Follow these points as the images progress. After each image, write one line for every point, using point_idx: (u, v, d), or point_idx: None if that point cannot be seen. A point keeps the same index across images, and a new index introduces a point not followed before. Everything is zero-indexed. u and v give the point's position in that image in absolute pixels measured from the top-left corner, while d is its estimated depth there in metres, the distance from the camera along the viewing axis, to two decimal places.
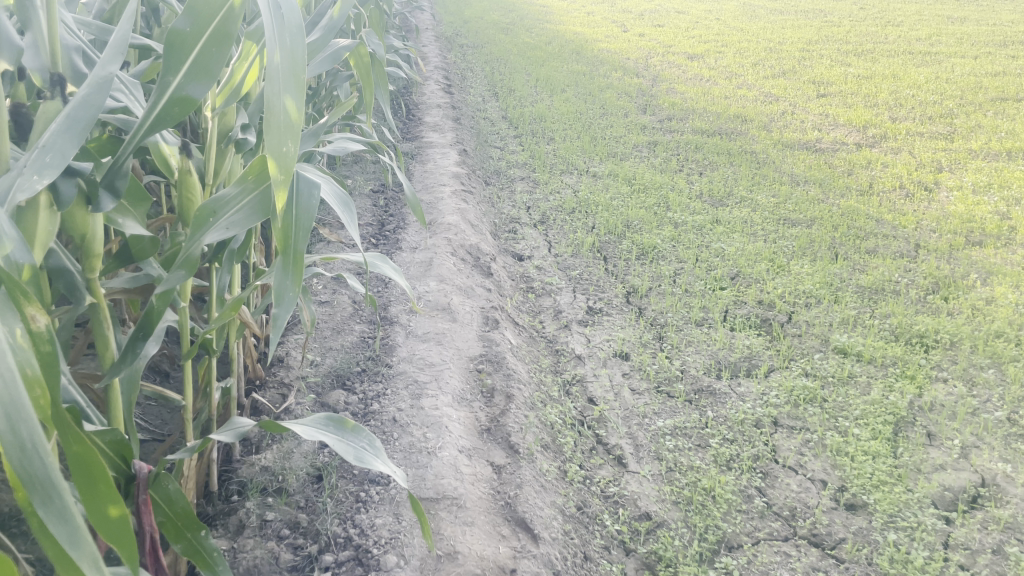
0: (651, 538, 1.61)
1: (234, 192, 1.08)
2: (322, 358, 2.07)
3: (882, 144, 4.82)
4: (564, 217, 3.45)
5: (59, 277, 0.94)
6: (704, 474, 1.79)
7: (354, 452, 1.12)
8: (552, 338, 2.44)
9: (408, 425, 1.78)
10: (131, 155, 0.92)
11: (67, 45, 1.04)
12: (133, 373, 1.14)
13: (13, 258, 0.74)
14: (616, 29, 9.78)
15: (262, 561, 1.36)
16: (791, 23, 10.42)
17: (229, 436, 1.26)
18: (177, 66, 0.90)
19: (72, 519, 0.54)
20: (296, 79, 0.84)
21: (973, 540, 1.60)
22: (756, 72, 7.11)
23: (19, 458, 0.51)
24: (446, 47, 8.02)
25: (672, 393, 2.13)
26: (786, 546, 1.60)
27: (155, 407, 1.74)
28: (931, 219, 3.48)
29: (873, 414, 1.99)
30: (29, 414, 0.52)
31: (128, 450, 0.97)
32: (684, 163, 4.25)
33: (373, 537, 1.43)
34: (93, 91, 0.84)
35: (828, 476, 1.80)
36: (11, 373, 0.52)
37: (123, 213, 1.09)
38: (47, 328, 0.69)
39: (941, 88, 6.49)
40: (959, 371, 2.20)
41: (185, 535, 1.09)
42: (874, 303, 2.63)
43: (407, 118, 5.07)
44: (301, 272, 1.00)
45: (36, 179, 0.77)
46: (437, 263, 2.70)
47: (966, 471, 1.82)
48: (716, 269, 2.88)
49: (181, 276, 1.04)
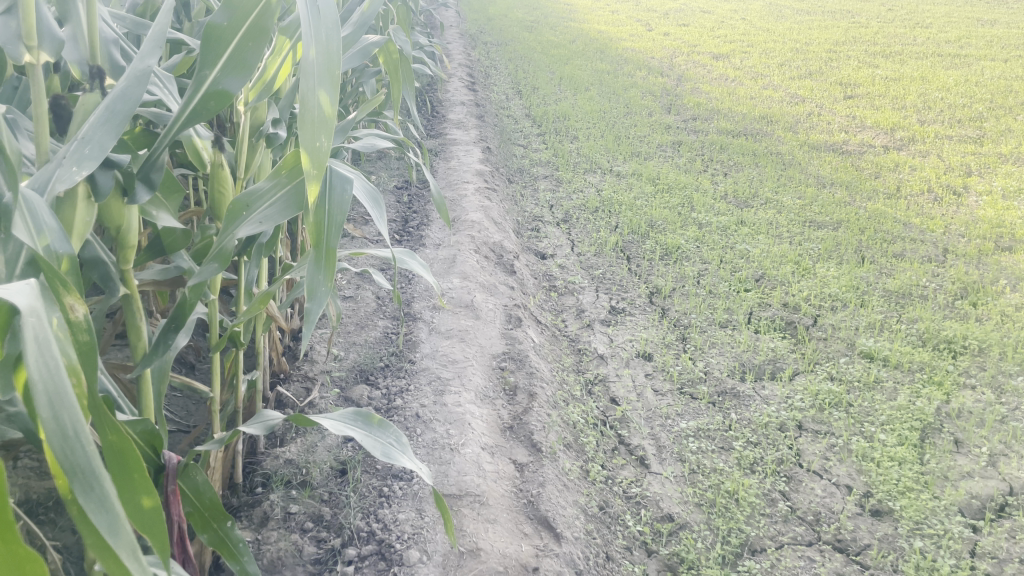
0: (673, 539, 1.60)
1: (267, 187, 1.08)
2: (346, 353, 2.08)
3: (910, 147, 4.77)
4: (587, 216, 3.44)
5: (93, 268, 0.96)
6: (727, 477, 1.78)
7: (381, 447, 1.12)
8: (574, 337, 2.44)
9: (431, 422, 1.79)
10: (166, 149, 0.93)
11: (105, 38, 1.04)
12: (164, 364, 1.15)
13: (53, 248, 0.75)
14: (642, 29, 9.71)
15: (286, 553, 1.37)
16: (817, 23, 10.33)
17: (257, 428, 1.27)
18: (214, 60, 0.91)
19: (113, 508, 0.53)
20: (331, 74, 0.84)
21: (1001, 549, 1.58)
22: (782, 73, 7.05)
23: (61, 446, 0.50)
24: (469, 44, 8.03)
25: (696, 394, 2.12)
26: (810, 550, 1.59)
27: (181, 398, 1.77)
28: (960, 223, 3.44)
29: (899, 420, 1.97)
30: (71, 402, 0.51)
31: (157, 441, 0.98)
32: (708, 163, 4.23)
33: (397, 532, 1.43)
34: (132, 84, 0.85)
35: (853, 481, 1.78)
36: (54, 359, 0.52)
37: (157, 206, 1.10)
38: (85, 318, 0.69)
39: (971, 91, 6.41)
40: (988, 378, 2.18)
41: (211, 526, 1.12)
42: (901, 307, 2.61)
43: (431, 115, 5.08)
44: (333, 267, 1.00)
45: (75, 170, 0.77)
46: (461, 260, 2.71)
47: (994, 479, 1.80)
48: (741, 270, 2.87)
49: (213, 269, 1.05)
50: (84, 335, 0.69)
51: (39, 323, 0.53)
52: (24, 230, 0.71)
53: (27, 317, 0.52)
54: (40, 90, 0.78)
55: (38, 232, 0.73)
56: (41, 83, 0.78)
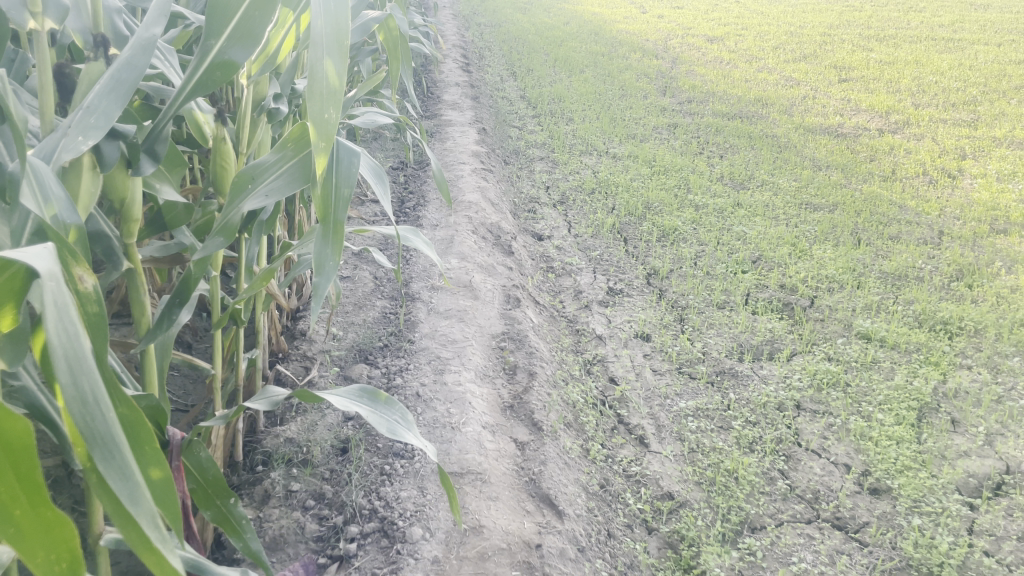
0: (674, 517, 1.61)
1: (273, 159, 1.07)
2: (344, 333, 2.07)
3: (905, 131, 4.78)
4: (584, 198, 3.43)
5: (97, 241, 0.94)
6: (726, 456, 1.78)
7: (387, 424, 1.12)
8: (572, 317, 2.44)
9: (432, 400, 1.79)
10: (171, 120, 0.92)
11: (109, 7, 1.03)
12: (166, 339, 1.14)
13: (61, 218, 0.74)
14: (635, 12, 9.67)
15: (288, 531, 1.37)
16: (811, 6, 10.30)
17: (262, 404, 1.26)
18: (220, 30, 0.90)
19: (132, 476, 0.51)
20: (340, 44, 0.82)
21: (999, 527, 1.59)
22: (776, 56, 7.03)
23: (80, 411, 0.50)
24: (463, 25, 7.97)
25: (694, 373, 2.13)
26: (809, 528, 1.60)
27: (179, 377, 1.76)
28: (955, 206, 3.45)
29: (896, 399, 1.98)
30: (91, 368, 0.50)
31: (162, 417, 0.98)
32: (704, 145, 4.22)
33: (399, 510, 1.43)
34: (137, 54, 0.84)
35: (852, 460, 1.79)
36: (74, 325, 0.51)
37: (160, 179, 1.09)
38: (95, 289, 0.68)
39: (965, 74, 6.41)
40: (984, 359, 2.19)
41: (214, 502, 1.12)
42: (897, 289, 2.61)
43: (425, 95, 5.05)
44: (341, 241, 0.99)
45: (81, 141, 0.76)
46: (458, 240, 2.70)
47: (991, 458, 1.81)
48: (738, 252, 2.87)
49: (219, 243, 1.03)
50: (94, 307, 0.68)
51: (59, 286, 0.51)
52: (32, 199, 0.70)
53: (47, 281, 0.50)
54: (45, 58, 0.77)
55: (46, 201, 0.72)
56: (46, 52, 0.77)
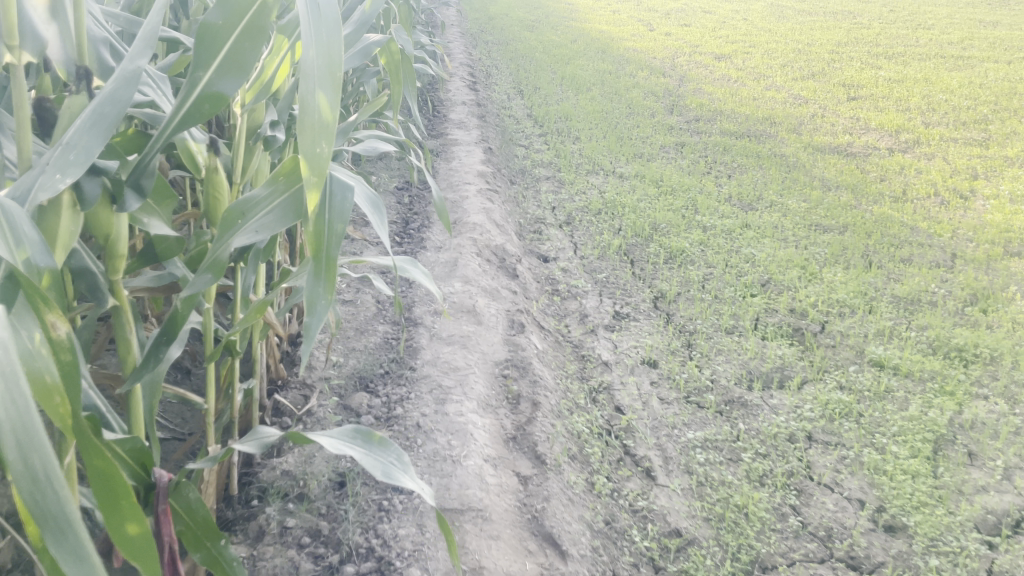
0: (681, 556, 1.55)
1: (264, 193, 1.03)
2: (345, 359, 2.03)
3: (916, 150, 4.73)
4: (590, 219, 3.39)
5: (80, 278, 0.90)
6: (736, 491, 1.73)
7: (382, 467, 1.07)
8: (577, 343, 2.39)
9: (432, 432, 1.74)
10: (157, 153, 0.88)
11: (95, 37, 1.00)
12: (155, 376, 1.10)
13: (34, 263, 0.70)
14: (643, 29, 9.69)
15: (282, 570, 1.32)
16: (819, 24, 10.30)
17: (252, 445, 1.22)
18: (209, 60, 0.86)
19: (86, 555, 0.50)
20: (332, 76, 0.79)
21: (1019, 568, 1.53)
22: (784, 74, 7.00)
23: (30, 491, 0.47)
24: (471, 43, 8.00)
25: (702, 403, 2.08)
26: (822, 568, 1.54)
27: (176, 406, 1.72)
28: (968, 227, 3.39)
29: (911, 431, 1.92)
30: (43, 445, 0.48)
31: (147, 459, 0.94)
32: (712, 165, 4.18)
33: (396, 549, 1.39)
34: (121, 86, 0.80)
35: (866, 495, 1.74)
36: (24, 397, 0.48)
37: (149, 212, 1.05)
38: (68, 335, 0.66)
39: (975, 92, 6.36)
40: (1000, 389, 2.13)
41: (205, 544, 1.07)
42: (910, 314, 2.56)
43: (432, 114, 5.04)
44: (333, 279, 0.95)
45: (59, 178, 0.72)
46: (462, 263, 2.66)
47: (1009, 494, 1.75)
48: (747, 274, 2.82)
49: (207, 279, 1.00)
50: (68, 355, 0.66)
51: (7, 355, 0.48)
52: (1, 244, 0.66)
53: None
54: (22, 92, 0.73)
55: (18, 244, 0.69)
56: (23, 85, 0.74)
